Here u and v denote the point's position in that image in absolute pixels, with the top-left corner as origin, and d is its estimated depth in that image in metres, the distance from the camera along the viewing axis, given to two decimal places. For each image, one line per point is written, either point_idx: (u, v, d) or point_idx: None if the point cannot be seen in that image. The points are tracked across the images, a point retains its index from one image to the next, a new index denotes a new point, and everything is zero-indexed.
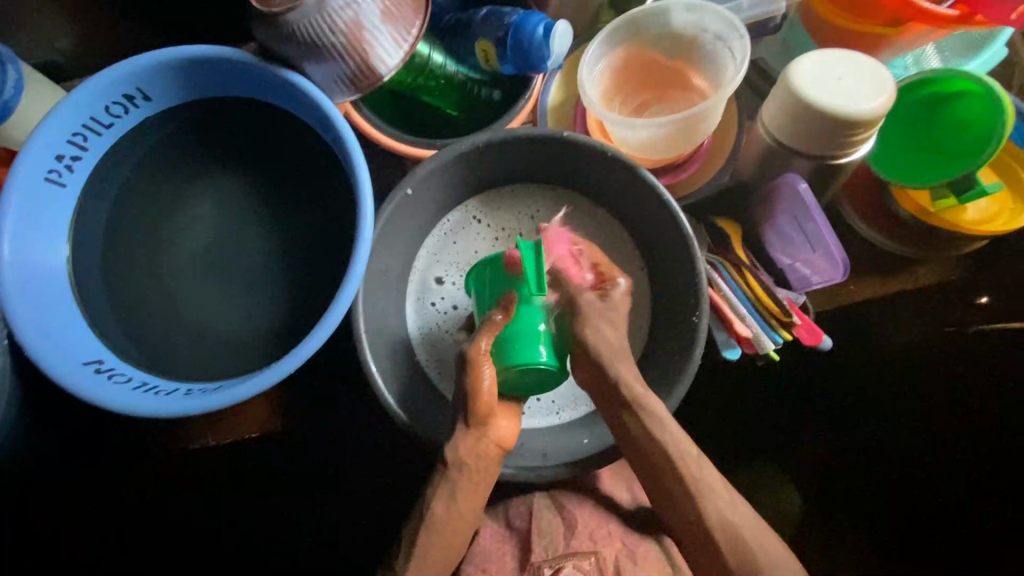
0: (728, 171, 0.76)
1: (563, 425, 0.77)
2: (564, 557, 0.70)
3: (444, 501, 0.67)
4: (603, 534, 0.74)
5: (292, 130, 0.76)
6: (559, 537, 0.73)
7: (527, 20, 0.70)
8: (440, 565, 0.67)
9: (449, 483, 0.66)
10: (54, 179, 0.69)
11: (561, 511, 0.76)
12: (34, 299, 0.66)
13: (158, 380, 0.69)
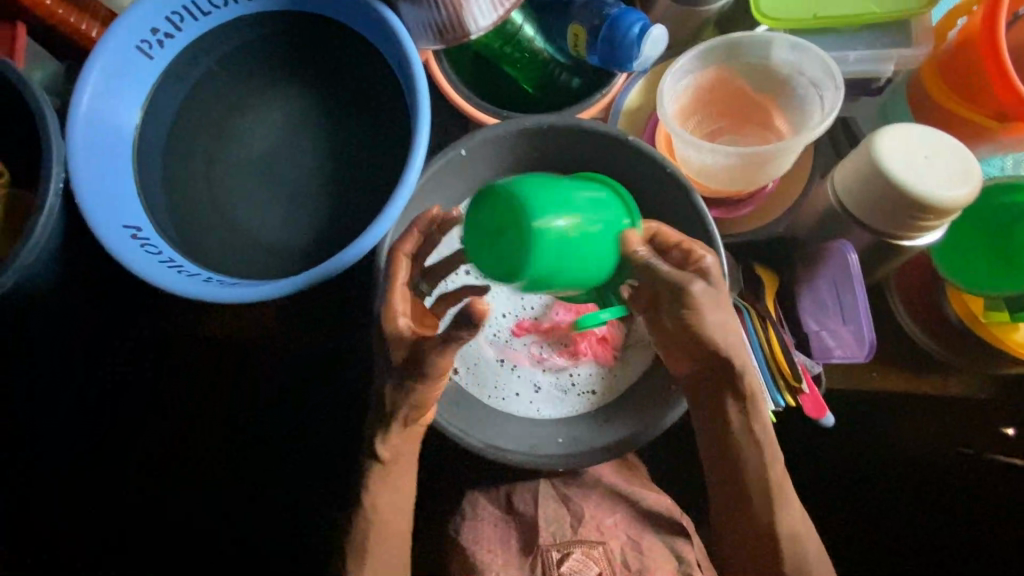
0: (786, 221, 0.74)
1: (542, 422, 0.75)
2: (573, 543, 0.74)
3: (385, 494, 0.71)
4: (609, 525, 0.77)
5: (374, 66, 0.78)
6: (567, 524, 0.76)
7: (626, 17, 0.69)
8: (401, 546, 0.73)
9: (380, 477, 0.70)
10: (143, 50, 0.73)
11: (564, 501, 0.78)
12: (94, 150, 0.70)
13: (184, 261, 0.72)
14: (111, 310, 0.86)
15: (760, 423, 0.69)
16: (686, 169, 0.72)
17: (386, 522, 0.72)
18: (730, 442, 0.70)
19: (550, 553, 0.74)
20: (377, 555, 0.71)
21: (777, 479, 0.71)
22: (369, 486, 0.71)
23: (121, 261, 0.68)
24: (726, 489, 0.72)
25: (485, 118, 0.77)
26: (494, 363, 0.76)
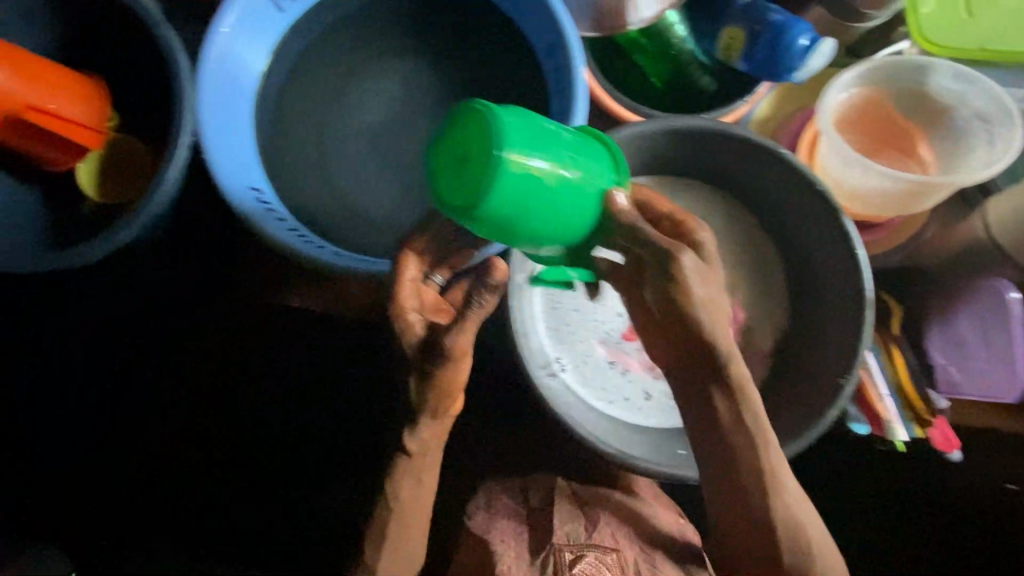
0: (908, 250, 0.75)
1: (651, 431, 0.75)
2: (587, 546, 0.70)
3: (407, 487, 0.66)
4: (623, 536, 0.73)
5: (511, 43, 0.73)
6: (581, 527, 0.72)
7: (795, 25, 0.67)
8: (418, 544, 0.70)
9: (404, 471, 0.65)
10: (276, 2, 0.70)
11: (583, 509, 0.75)
12: (224, 102, 0.66)
13: (308, 231, 0.68)
14: (207, 268, 0.85)
15: (774, 450, 0.58)
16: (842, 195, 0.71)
17: (411, 516, 0.68)
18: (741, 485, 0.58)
19: (562, 555, 0.69)
20: (405, 544, 0.69)
21: (819, 541, 0.61)
22: (392, 478, 0.66)
23: (253, 222, 0.64)
24: (767, 546, 0.60)
25: (623, 113, 0.73)
26: (603, 363, 0.77)
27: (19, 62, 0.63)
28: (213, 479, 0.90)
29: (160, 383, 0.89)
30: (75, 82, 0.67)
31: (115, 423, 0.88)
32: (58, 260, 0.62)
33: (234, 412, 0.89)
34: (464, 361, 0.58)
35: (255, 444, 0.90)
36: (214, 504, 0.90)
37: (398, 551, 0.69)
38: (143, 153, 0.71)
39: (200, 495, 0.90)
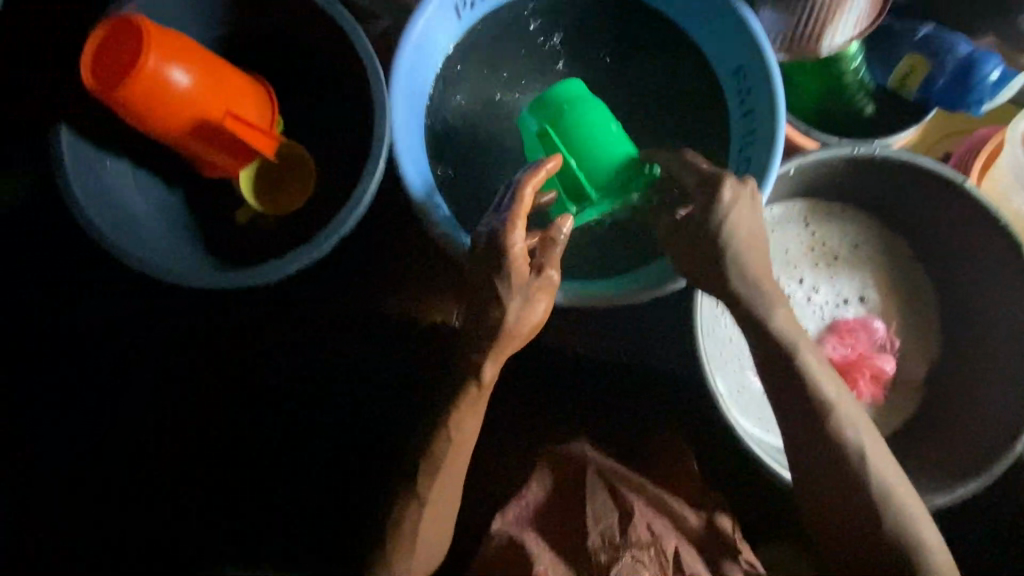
0: None
1: None
2: (626, 547, 0.62)
3: (469, 420, 0.59)
4: (660, 526, 0.64)
5: (688, 60, 0.71)
6: (616, 521, 0.64)
7: (986, 59, 0.67)
8: (451, 499, 0.62)
9: (469, 401, 0.58)
10: (457, 9, 0.68)
11: (613, 492, 0.66)
12: (408, 110, 0.64)
13: None
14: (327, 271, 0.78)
15: (878, 455, 0.60)
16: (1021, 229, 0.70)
17: (447, 477, 0.60)
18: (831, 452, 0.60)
19: (596, 558, 0.62)
20: (429, 514, 0.60)
21: (913, 515, 0.59)
22: (457, 410, 0.59)
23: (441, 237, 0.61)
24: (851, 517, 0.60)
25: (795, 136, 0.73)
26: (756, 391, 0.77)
27: (209, 69, 0.59)
28: (230, 483, 0.81)
29: (162, 382, 0.81)
30: (253, 90, 0.64)
31: (115, 423, 0.80)
32: (242, 277, 0.59)
33: (233, 412, 0.81)
34: (545, 303, 0.57)
35: (261, 445, 0.81)
36: (215, 503, 0.80)
37: (433, 522, 0.61)
38: (308, 168, 0.67)
39: (200, 493, 0.81)
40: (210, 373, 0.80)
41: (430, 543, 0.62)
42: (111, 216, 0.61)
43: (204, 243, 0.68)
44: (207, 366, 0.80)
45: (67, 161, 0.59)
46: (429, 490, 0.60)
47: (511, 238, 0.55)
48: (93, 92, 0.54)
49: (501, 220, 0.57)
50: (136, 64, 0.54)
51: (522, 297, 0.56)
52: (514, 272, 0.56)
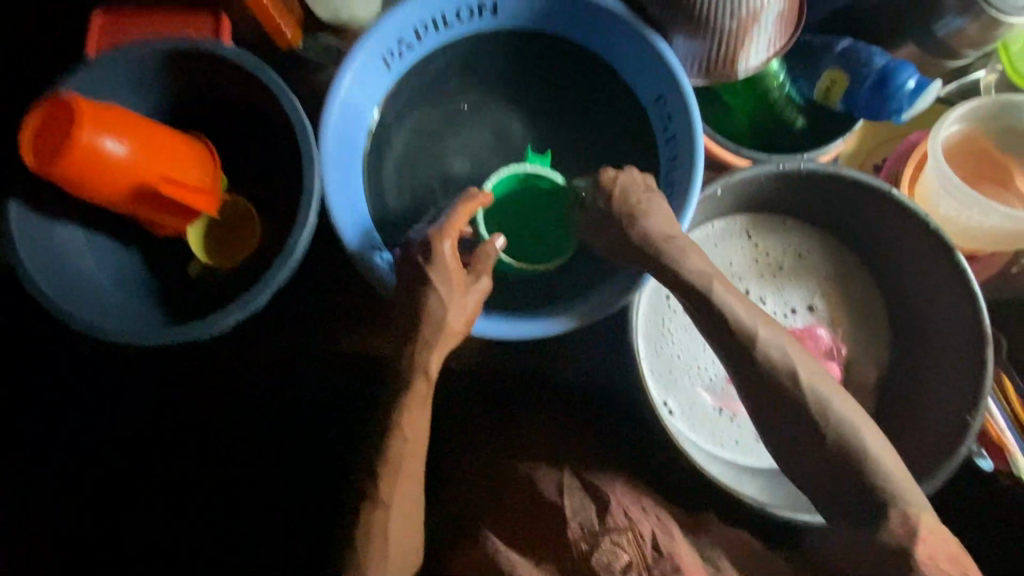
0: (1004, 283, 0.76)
1: (762, 471, 0.75)
2: (604, 532, 0.62)
3: (412, 419, 0.62)
4: (635, 511, 0.65)
5: (613, 89, 0.74)
6: (594, 514, 0.64)
7: (901, 68, 0.68)
8: (415, 493, 0.63)
9: (414, 395, 0.62)
10: (386, 60, 0.71)
11: (588, 488, 0.67)
12: (340, 161, 0.67)
13: None
14: (281, 311, 0.82)
15: (841, 406, 0.58)
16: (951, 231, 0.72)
17: (405, 465, 0.62)
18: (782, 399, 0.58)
19: (577, 546, 0.62)
20: (394, 511, 0.61)
21: (873, 446, 0.57)
22: (402, 413, 0.62)
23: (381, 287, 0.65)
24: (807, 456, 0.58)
25: (724, 155, 0.75)
26: (708, 405, 0.77)
27: (145, 136, 0.62)
28: (219, 489, 0.83)
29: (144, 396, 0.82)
30: (192, 149, 0.67)
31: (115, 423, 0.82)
32: (183, 332, 0.61)
33: (211, 432, 0.82)
34: (478, 300, 0.63)
35: (260, 445, 0.83)
36: (214, 504, 0.83)
37: (401, 517, 0.62)
38: (254, 222, 0.72)
39: (201, 493, 0.83)
40: (179, 398, 0.83)
41: (403, 535, 0.62)
42: (62, 282, 0.64)
43: (157, 296, 0.71)
44: (174, 391, 0.83)
45: (16, 234, 0.62)
46: (378, 485, 0.61)
47: (444, 245, 0.61)
48: (33, 168, 0.57)
49: (433, 234, 0.62)
50: (69, 139, 0.57)
51: (456, 294, 0.61)
52: (448, 273, 0.61)
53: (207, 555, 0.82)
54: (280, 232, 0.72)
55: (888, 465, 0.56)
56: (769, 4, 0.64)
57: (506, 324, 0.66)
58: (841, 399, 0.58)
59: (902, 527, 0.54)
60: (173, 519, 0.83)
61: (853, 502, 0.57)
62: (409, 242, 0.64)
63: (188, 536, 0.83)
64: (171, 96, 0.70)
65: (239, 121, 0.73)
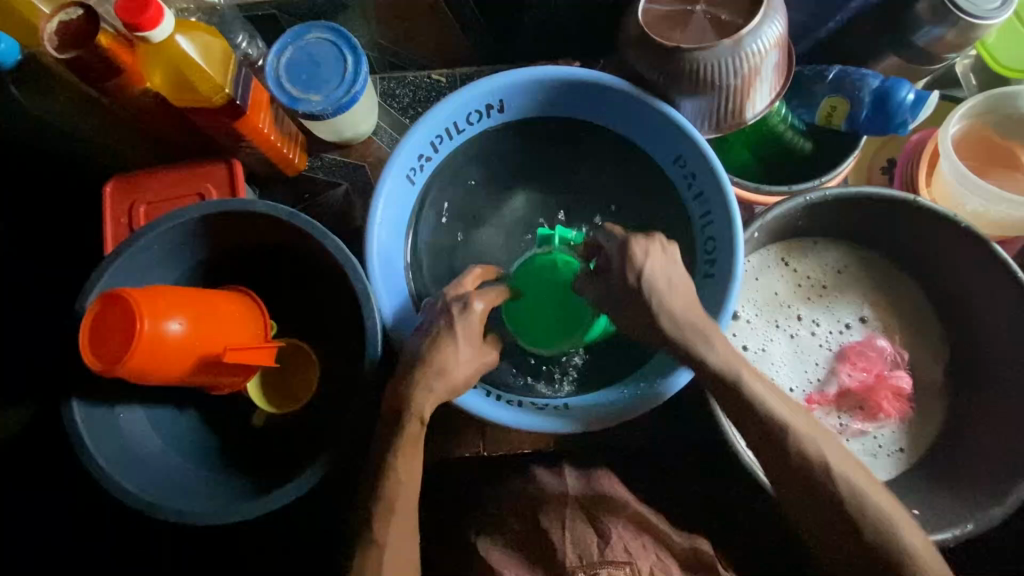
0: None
1: None
2: (601, 564, 0.69)
3: (407, 457, 0.61)
4: (636, 546, 0.71)
5: (628, 154, 0.76)
6: (593, 543, 0.70)
7: (898, 85, 0.71)
8: (410, 530, 0.62)
9: (409, 437, 0.60)
10: (409, 177, 0.72)
11: (592, 521, 0.72)
12: (388, 284, 0.68)
13: (499, 392, 0.69)
14: None
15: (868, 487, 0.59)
16: (982, 225, 0.75)
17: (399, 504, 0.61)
18: (814, 484, 0.59)
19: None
20: (392, 544, 0.60)
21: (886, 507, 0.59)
22: (396, 448, 0.61)
23: (462, 405, 0.64)
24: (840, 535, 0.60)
25: (748, 195, 0.77)
26: None
27: (198, 307, 0.61)
28: (245, 552, 0.86)
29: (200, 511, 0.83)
30: (240, 306, 0.66)
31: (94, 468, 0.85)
32: (282, 495, 0.60)
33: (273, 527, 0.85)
34: (485, 358, 0.64)
35: (314, 516, 0.85)
36: (239, 539, 0.86)
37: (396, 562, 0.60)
38: (309, 357, 0.71)
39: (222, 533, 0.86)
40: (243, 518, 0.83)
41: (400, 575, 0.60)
42: (135, 471, 0.62)
43: (228, 455, 0.70)
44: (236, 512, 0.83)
45: (84, 435, 0.59)
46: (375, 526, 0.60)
47: (479, 306, 0.63)
48: (96, 370, 0.56)
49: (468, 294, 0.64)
50: (133, 330, 0.55)
51: (470, 352, 0.62)
52: (474, 335, 0.62)
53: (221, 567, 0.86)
54: (338, 363, 0.72)
55: (903, 528, 0.58)
56: (767, 54, 0.67)
57: (579, 415, 0.65)
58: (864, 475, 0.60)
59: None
60: (188, 535, 0.86)
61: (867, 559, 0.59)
62: (442, 294, 0.65)
63: (202, 549, 0.86)
64: (208, 255, 0.70)
65: (276, 262, 0.73)
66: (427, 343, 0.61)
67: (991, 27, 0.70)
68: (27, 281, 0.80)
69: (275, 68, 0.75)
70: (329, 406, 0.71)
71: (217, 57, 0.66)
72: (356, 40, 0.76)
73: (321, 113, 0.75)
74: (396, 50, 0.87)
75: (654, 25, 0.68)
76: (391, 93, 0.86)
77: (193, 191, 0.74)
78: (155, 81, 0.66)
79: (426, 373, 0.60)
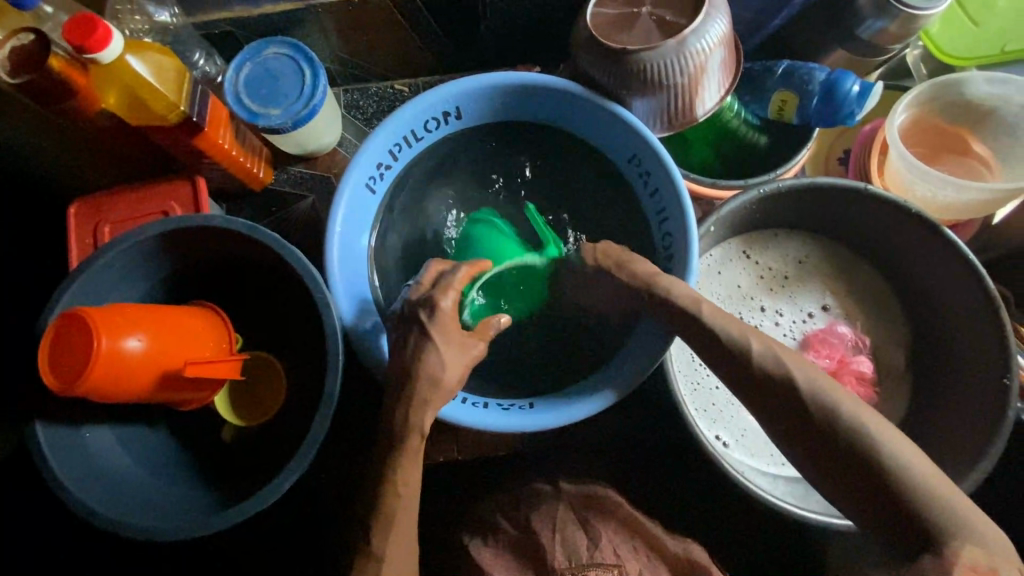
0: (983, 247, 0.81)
1: None
2: (589, 566, 0.69)
3: (412, 468, 0.60)
4: (625, 548, 0.71)
5: (586, 155, 0.78)
6: (582, 545, 0.71)
7: (843, 77, 0.73)
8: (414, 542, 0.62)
9: (409, 454, 0.60)
10: (369, 186, 0.73)
11: (584, 524, 0.73)
12: (350, 292, 0.69)
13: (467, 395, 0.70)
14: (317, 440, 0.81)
15: (900, 448, 0.55)
16: (933, 210, 0.76)
17: (399, 522, 0.60)
18: (830, 443, 0.56)
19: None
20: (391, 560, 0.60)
21: (919, 472, 0.54)
22: (396, 463, 0.60)
23: None
24: (872, 511, 0.55)
25: (704, 190, 0.78)
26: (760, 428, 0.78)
27: (159, 324, 0.62)
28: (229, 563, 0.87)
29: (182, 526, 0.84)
30: (203, 320, 0.67)
31: None
32: (250, 506, 0.60)
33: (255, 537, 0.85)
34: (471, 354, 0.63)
35: (296, 525, 0.86)
36: (223, 551, 0.87)
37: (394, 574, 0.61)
38: (277, 368, 0.72)
39: (205, 546, 0.87)
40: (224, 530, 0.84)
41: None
42: (104, 489, 0.62)
43: (198, 471, 0.70)
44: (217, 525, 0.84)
45: (48, 456, 0.60)
46: (367, 537, 0.61)
47: (447, 301, 0.62)
48: (55, 389, 0.56)
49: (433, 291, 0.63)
50: (90, 350, 0.56)
51: (453, 349, 0.62)
52: (451, 332, 0.62)
53: None
54: (306, 372, 0.72)
55: (948, 500, 0.52)
56: (713, 52, 0.68)
57: (547, 413, 0.66)
58: (905, 443, 0.55)
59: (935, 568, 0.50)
60: (173, 549, 0.87)
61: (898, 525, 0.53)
62: (408, 301, 0.65)
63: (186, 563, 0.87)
64: (172, 271, 0.71)
65: (240, 276, 0.73)
66: (411, 355, 0.61)
67: (932, 16, 0.71)
68: (21, 286, 0.83)
69: (233, 84, 0.75)
70: (298, 416, 0.71)
71: (169, 76, 0.67)
72: (312, 53, 0.77)
73: (280, 127, 0.75)
74: (356, 61, 0.88)
75: (601, 27, 0.69)
76: (354, 104, 0.88)
77: (158, 208, 0.74)
78: (110, 102, 0.66)
79: (417, 384, 0.60)
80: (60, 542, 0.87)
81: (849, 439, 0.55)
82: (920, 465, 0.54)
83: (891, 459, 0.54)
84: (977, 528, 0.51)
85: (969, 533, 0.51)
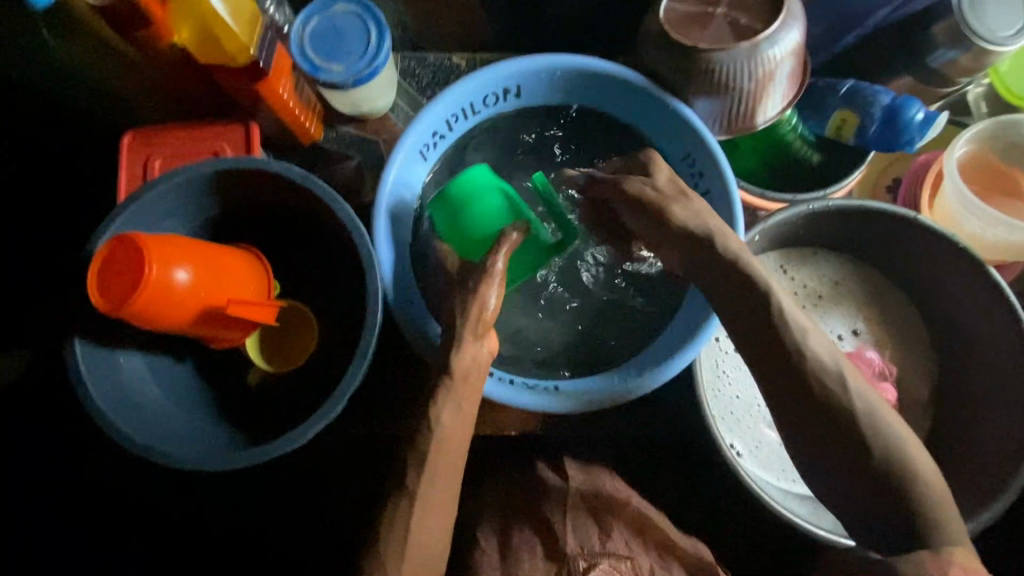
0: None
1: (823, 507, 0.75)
2: (601, 554, 0.68)
3: (450, 408, 0.61)
4: (636, 543, 0.71)
5: (639, 149, 0.77)
6: (594, 535, 0.70)
7: (908, 103, 0.73)
8: (443, 509, 0.61)
9: (445, 391, 0.61)
10: (422, 153, 0.74)
11: (595, 517, 0.72)
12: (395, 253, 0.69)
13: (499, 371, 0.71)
14: None
15: (902, 435, 0.54)
16: (981, 248, 0.76)
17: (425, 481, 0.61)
18: (828, 407, 0.55)
19: (574, 563, 0.67)
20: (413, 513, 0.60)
21: (921, 464, 0.53)
22: (439, 404, 0.61)
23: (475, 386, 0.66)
24: (859, 501, 0.54)
25: (752, 199, 0.78)
26: (774, 442, 0.79)
27: (206, 259, 0.63)
28: (231, 508, 0.87)
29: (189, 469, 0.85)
30: (246, 262, 0.67)
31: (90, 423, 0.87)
32: (274, 448, 0.61)
33: (260, 486, 0.86)
34: (499, 289, 0.64)
35: (297, 480, 0.86)
36: (226, 500, 0.88)
37: (416, 537, 0.60)
38: (312, 324, 0.72)
39: (205, 494, 0.88)
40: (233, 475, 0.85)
41: (422, 557, 0.60)
42: (131, 412, 0.63)
43: (221, 413, 0.70)
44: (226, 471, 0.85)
45: (83, 372, 0.61)
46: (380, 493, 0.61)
47: (500, 265, 0.64)
48: (101, 308, 0.57)
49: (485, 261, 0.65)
50: (141, 275, 0.57)
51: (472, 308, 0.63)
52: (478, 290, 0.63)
53: (207, 523, 0.88)
54: (336, 329, 0.73)
55: (936, 490, 0.53)
56: (784, 61, 0.68)
57: (584, 395, 0.67)
58: (900, 425, 0.55)
59: (930, 560, 0.49)
60: (176, 494, 0.88)
61: (886, 513, 0.53)
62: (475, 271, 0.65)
63: (186, 506, 0.88)
64: (216, 212, 0.72)
65: (282, 225, 0.74)
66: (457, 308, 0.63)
67: (1005, 53, 0.71)
68: None
69: (299, 36, 0.76)
70: (323, 372, 0.72)
71: (244, 18, 0.68)
72: (380, 15, 0.77)
73: (340, 83, 0.75)
74: (419, 30, 0.88)
75: (673, 23, 0.69)
76: (410, 72, 0.87)
77: (209, 148, 0.74)
78: (182, 35, 0.68)
79: (479, 320, 0.62)
80: (53, 518, 0.88)
81: (847, 424, 0.54)
82: (919, 456, 0.54)
83: (892, 444, 0.53)
84: (951, 527, 0.52)
85: (952, 528, 0.51)
